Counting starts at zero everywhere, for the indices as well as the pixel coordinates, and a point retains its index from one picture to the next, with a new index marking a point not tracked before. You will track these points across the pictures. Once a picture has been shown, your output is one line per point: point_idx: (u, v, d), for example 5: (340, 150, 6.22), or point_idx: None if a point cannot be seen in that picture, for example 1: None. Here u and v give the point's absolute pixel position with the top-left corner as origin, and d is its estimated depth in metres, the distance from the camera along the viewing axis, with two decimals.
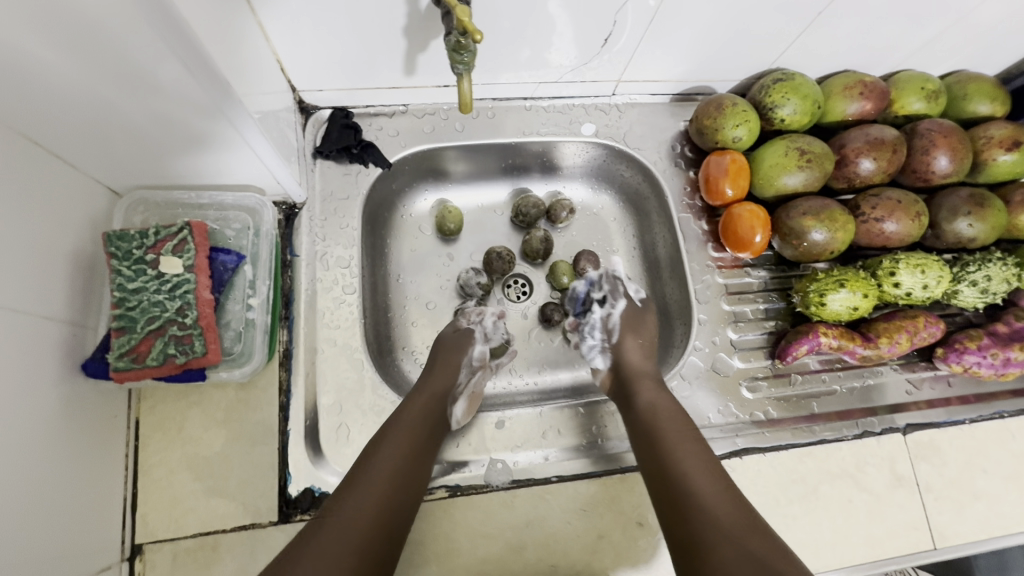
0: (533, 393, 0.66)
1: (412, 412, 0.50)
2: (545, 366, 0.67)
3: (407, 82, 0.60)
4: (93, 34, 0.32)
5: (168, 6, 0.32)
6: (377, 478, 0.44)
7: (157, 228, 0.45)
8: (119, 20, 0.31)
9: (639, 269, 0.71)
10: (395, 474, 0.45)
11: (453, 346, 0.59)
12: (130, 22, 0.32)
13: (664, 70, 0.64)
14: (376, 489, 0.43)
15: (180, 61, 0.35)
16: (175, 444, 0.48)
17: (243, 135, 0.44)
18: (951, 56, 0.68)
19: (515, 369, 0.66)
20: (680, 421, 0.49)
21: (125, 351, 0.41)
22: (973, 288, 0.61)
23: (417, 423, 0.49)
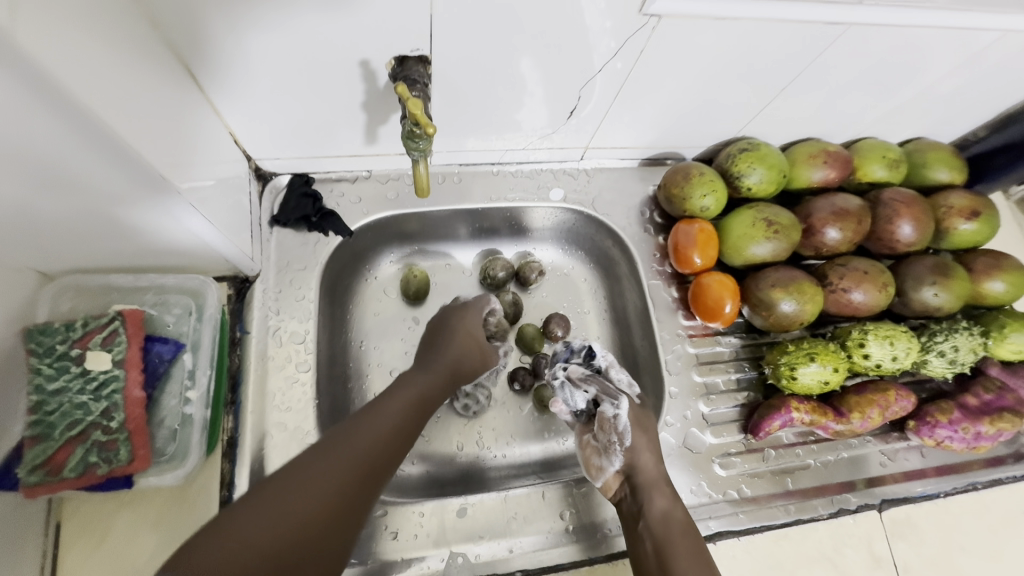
0: (501, 469, 0.62)
1: (386, 410, 0.47)
2: (513, 438, 0.64)
3: (368, 150, 0.58)
4: (2, 137, 0.29)
5: (85, 108, 0.30)
6: (328, 474, 0.40)
7: (85, 319, 0.42)
8: (28, 119, 0.29)
9: (610, 334, 0.70)
10: (350, 473, 0.41)
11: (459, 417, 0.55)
12: (46, 121, 0.29)
13: (631, 138, 0.63)
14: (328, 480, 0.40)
15: (103, 154, 0.33)
16: (98, 553, 0.44)
17: (181, 219, 0.41)
18: (910, 125, 0.70)
19: (482, 442, 0.63)
20: (687, 537, 0.48)
21: (38, 463, 0.39)
22: (941, 358, 0.61)
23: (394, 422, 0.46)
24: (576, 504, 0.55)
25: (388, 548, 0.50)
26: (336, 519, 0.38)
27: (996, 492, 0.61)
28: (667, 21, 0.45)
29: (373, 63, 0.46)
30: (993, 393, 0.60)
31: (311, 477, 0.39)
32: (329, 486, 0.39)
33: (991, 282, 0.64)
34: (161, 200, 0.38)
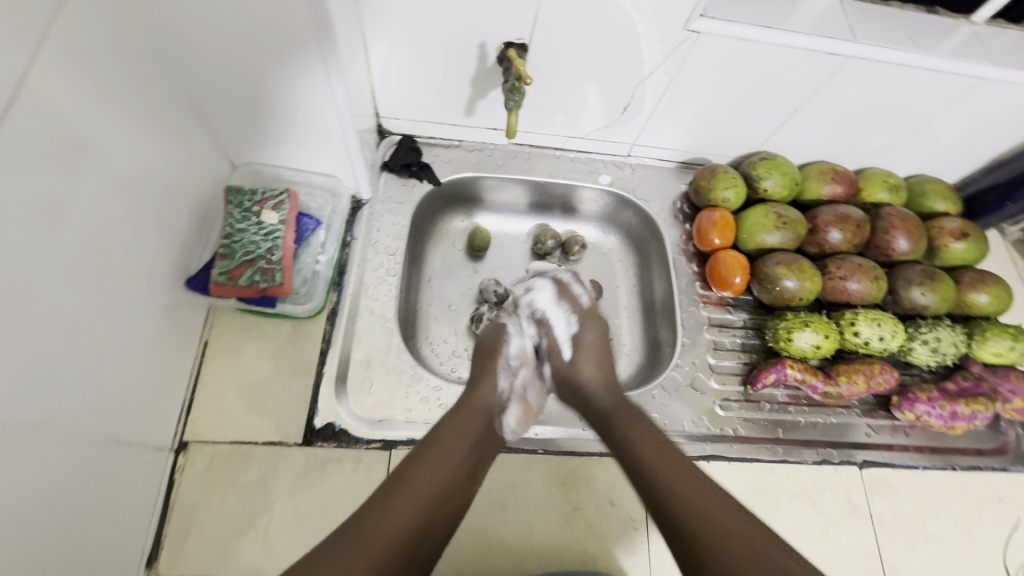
0: None
1: (464, 413, 0.52)
2: None
3: (464, 121, 0.76)
4: (273, 43, 0.47)
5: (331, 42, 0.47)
6: (425, 477, 0.46)
7: (264, 190, 0.57)
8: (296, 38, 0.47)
9: (636, 306, 0.82)
10: (440, 470, 0.46)
11: (489, 349, 0.60)
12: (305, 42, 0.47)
13: (671, 139, 0.79)
14: (411, 498, 0.44)
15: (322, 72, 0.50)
16: (230, 366, 0.58)
17: (344, 133, 0.59)
18: (912, 160, 0.82)
19: None
20: (677, 467, 0.47)
21: (224, 270, 0.52)
22: (925, 346, 0.70)
23: (471, 421, 0.52)
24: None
25: (437, 416, 0.61)
26: (436, 516, 0.44)
27: (973, 476, 0.68)
28: (704, 38, 0.61)
29: (487, 45, 0.63)
30: (971, 381, 0.68)
31: (411, 492, 0.44)
32: (428, 490, 0.45)
33: (976, 293, 0.73)
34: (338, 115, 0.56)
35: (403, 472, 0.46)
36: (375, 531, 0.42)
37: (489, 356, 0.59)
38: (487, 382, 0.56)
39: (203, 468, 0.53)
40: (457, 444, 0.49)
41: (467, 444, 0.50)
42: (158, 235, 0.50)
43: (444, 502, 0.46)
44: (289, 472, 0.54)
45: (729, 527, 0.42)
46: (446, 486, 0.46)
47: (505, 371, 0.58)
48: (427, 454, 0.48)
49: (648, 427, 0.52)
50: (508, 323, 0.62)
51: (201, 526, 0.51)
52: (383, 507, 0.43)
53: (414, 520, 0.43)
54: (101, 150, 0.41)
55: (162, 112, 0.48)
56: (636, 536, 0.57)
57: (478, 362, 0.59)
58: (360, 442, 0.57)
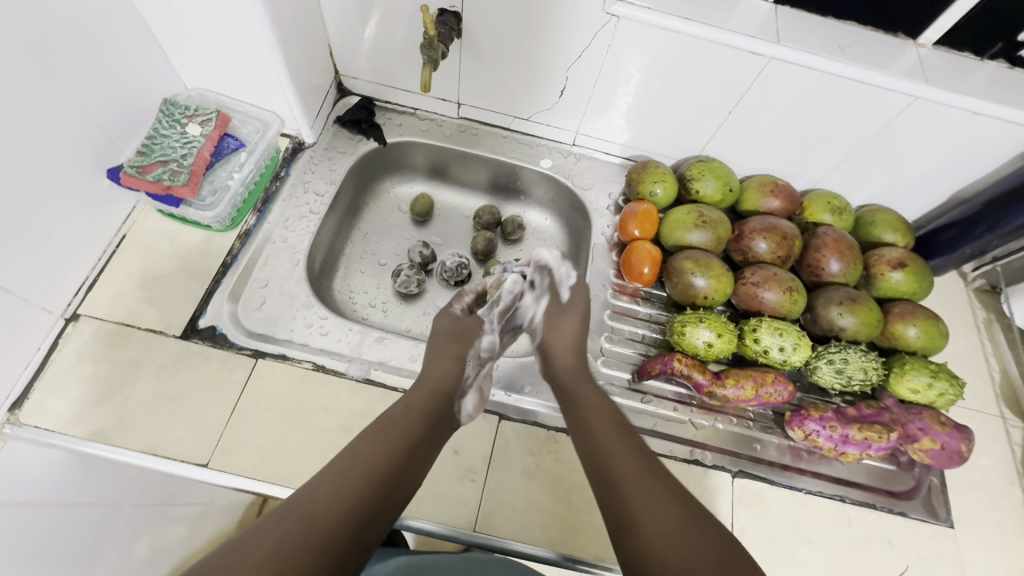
0: None
1: (413, 404, 0.52)
2: None
3: (416, 88, 0.81)
4: None
5: None
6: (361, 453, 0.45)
7: (197, 106, 0.64)
8: None
9: None
10: (382, 450, 0.46)
11: (461, 337, 0.62)
12: None
13: (612, 131, 0.81)
14: (354, 476, 0.43)
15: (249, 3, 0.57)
16: (139, 259, 0.64)
17: (275, 66, 0.65)
18: (864, 186, 0.80)
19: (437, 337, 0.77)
20: (628, 453, 0.47)
21: (136, 164, 0.58)
22: (830, 366, 0.66)
23: (417, 415, 0.51)
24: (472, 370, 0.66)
25: (315, 341, 0.64)
26: (388, 493, 0.44)
27: (863, 512, 0.63)
28: (624, 22, 0.63)
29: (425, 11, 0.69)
30: (873, 409, 0.64)
31: (355, 461, 0.45)
32: (370, 465, 0.45)
33: (904, 325, 0.69)
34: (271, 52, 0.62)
35: (349, 450, 0.46)
36: (317, 499, 0.41)
37: (464, 342, 0.61)
38: (451, 364, 0.58)
39: (86, 339, 0.58)
40: (411, 422, 0.50)
41: (421, 426, 0.51)
42: (87, 123, 0.57)
43: (391, 483, 0.45)
44: (160, 358, 0.59)
45: (662, 518, 0.41)
46: (391, 465, 0.46)
47: (474, 359, 0.60)
48: (380, 429, 0.48)
49: (597, 395, 0.55)
50: (483, 318, 0.64)
51: (68, 388, 0.56)
52: (328, 477, 0.43)
53: (364, 492, 0.43)
54: (31, 29, 0.48)
55: (106, 18, 0.56)
56: (471, 487, 0.57)
57: (443, 346, 0.60)
58: (233, 346, 0.61)
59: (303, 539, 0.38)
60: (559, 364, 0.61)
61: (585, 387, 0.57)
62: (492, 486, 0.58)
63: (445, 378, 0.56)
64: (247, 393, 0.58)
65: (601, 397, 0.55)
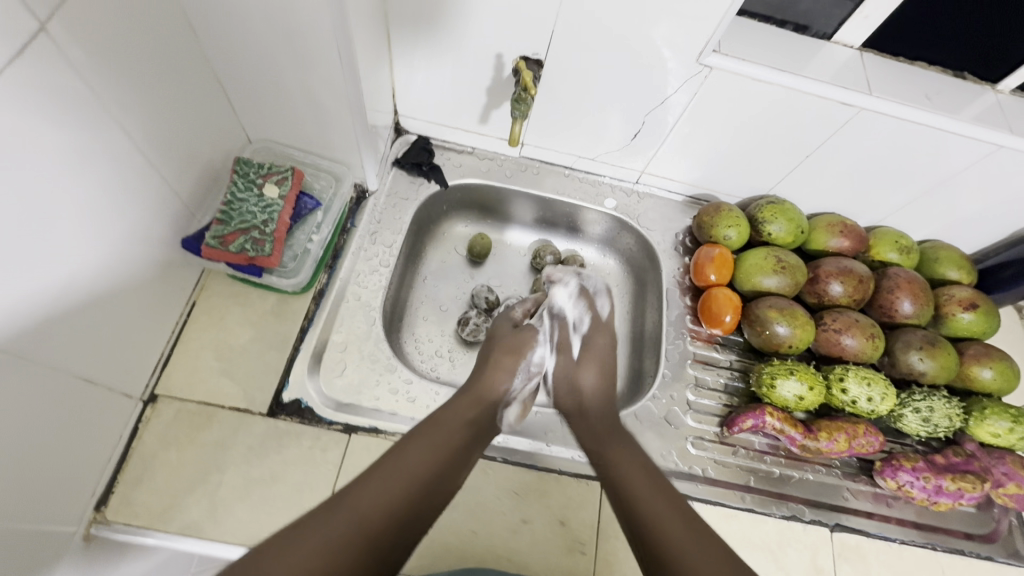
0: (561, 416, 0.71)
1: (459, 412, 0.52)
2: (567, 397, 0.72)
3: (479, 129, 0.78)
4: (295, 30, 0.50)
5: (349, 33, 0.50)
6: (412, 458, 0.45)
7: (271, 164, 0.60)
8: (315, 27, 0.49)
9: (628, 338, 0.80)
10: (431, 458, 0.46)
11: (514, 347, 0.62)
12: (326, 34, 0.50)
13: (679, 171, 0.80)
14: (404, 482, 0.43)
15: (340, 62, 0.53)
16: (213, 329, 0.60)
17: (353, 120, 0.61)
18: (928, 224, 0.80)
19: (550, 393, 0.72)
20: (668, 505, 0.45)
21: (218, 235, 0.55)
22: (916, 415, 0.67)
23: (461, 421, 0.51)
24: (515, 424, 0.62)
25: (404, 409, 0.61)
26: (427, 500, 0.44)
27: (954, 559, 0.64)
28: (716, 73, 0.62)
29: (504, 57, 0.66)
30: (962, 457, 0.65)
31: (404, 466, 0.44)
32: (419, 472, 0.44)
33: (981, 368, 0.70)
34: (351, 111, 0.59)
35: (396, 454, 0.45)
36: (366, 505, 0.41)
37: (517, 354, 0.62)
38: (503, 377, 0.59)
39: (167, 423, 0.54)
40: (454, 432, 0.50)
41: (464, 433, 0.50)
42: (165, 194, 0.53)
43: (433, 488, 0.45)
44: (247, 440, 0.55)
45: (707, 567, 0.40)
46: (431, 475, 0.45)
47: (522, 373, 0.60)
48: (424, 435, 0.48)
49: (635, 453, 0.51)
50: (538, 329, 0.66)
51: (154, 478, 0.52)
52: (379, 476, 0.43)
53: (411, 497, 0.43)
54: (113, 103, 0.44)
55: (179, 79, 0.51)
56: (582, 560, 0.56)
57: (501, 355, 0.61)
58: (322, 421, 0.58)
59: (351, 547, 0.38)
60: (583, 423, 0.57)
61: (618, 446, 0.52)
62: (603, 557, 0.56)
63: (493, 391, 0.57)
64: (343, 473, 0.56)
65: (637, 450, 0.52)
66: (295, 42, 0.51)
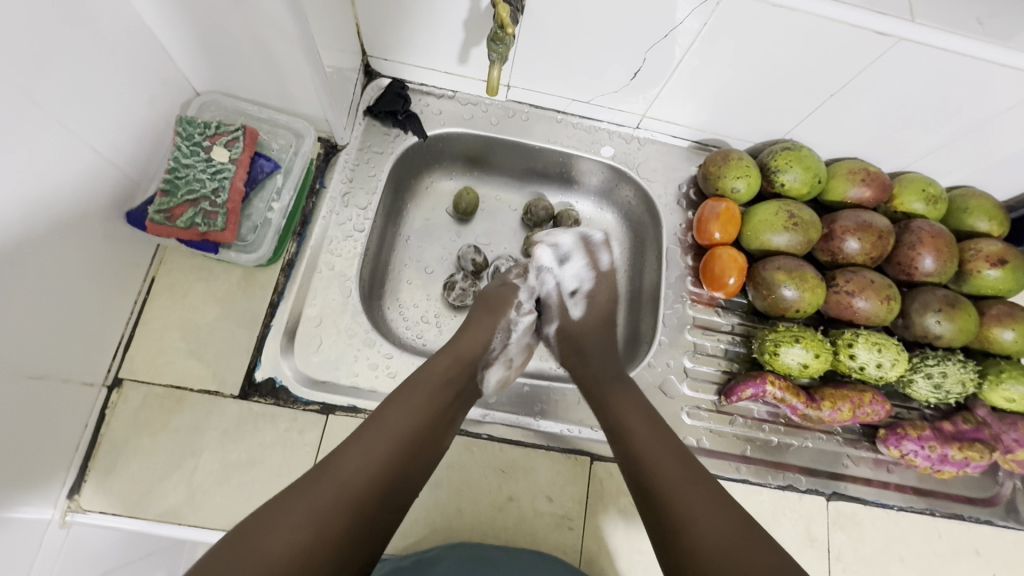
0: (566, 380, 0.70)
1: (438, 370, 0.50)
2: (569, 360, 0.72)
3: (458, 70, 0.69)
4: None
5: None
6: (392, 424, 0.43)
7: (220, 124, 0.53)
8: None
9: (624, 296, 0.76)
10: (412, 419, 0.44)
11: (494, 308, 0.59)
12: None
13: (686, 115, 0.71)
14: (387, 444, 0.42)
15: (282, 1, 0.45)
16: (176, 307, 0.56)
17: (306, 67, 0.53)
18: (960, 169, 0.72)
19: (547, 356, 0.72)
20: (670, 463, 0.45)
21: (163, 208, 0.49)
22: (927, 381, 0.63)
23: (441, 381, 0.49)
24: (501, 394, 0.60)
25: (384, 386, 0.59)
26: (413, 460, 0.43)
27: (952, 524, 0.63)
28: None
29: None
30: (971, 425, 0.62)
31: (387, 427, 0.43)
32: (403, 431, 0.43)
33: (1002, 329, 0.65)
34: (303, 57, 0.51)
35: (381, 414, 0.44)
36: (350, 470, 0.39)
37: (500, 311, 0.59)
38: (481, 334, 0.56)
39: (135, 408, 0.52)
40: (437, 388, 0.48)
41: (445, 391, 0.49)
42: (99, 164, 0.47)
43: (420, 444, 0.44)
44: (220, 424, 0.53)
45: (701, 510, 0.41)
46: (417, 434, 0.44)
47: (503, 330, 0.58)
48: (411, 392, 0.47)
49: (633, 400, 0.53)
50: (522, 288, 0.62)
51: (127, 465, 0.50)
52: (356, 443, 0.41)
53: (394, 458, 0.42)
54: (13, 64, 0.37)
55: (91, 24, 0.43)
56: (570, 536, 0.55)
57: (480, 315, 0.58)
58: (298, 402, 0.55)
59: (335, 506, 0.37)
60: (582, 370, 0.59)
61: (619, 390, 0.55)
62: (591, 532, 0.55)
63: (474, 346, 0.54)
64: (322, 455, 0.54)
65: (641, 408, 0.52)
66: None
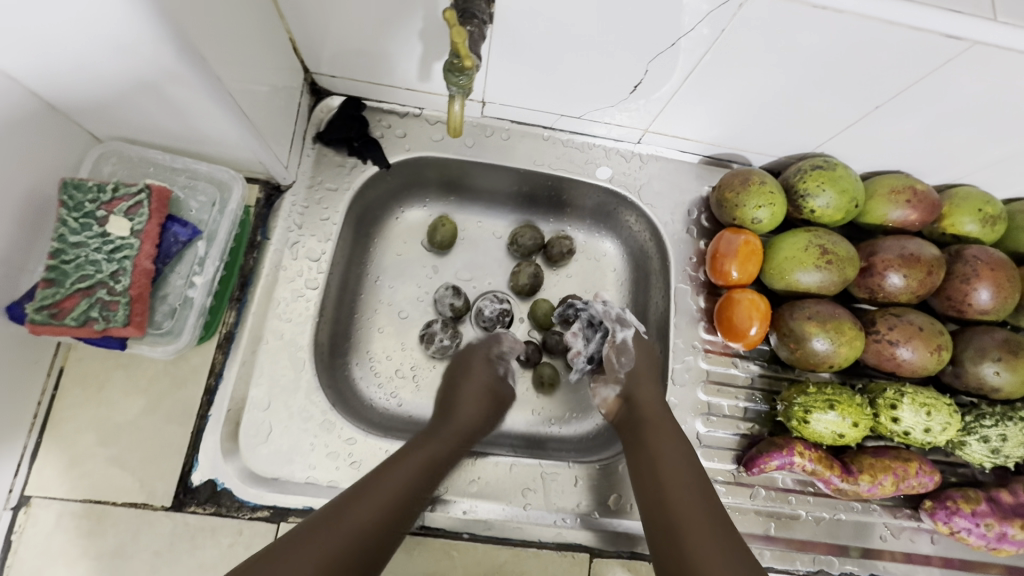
0: (560, 442, 0.62)
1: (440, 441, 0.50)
2: (566, 416, 0.63)
3: (422, 86, 0.57)
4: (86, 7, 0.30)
5: None
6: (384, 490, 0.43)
7: (117, 185, 0.42)
8: None
9: None
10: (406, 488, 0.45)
11: (476, 370, 0.57)
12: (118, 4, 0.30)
13: (695, 129, 0.60)
14: (377, 509, 0.42)
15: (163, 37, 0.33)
16: (91, 403, 0.47)
17: (219, 110, 0.42)
18: (1023, 181, 0.61)
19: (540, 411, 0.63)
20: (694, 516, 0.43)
21: (46, 303, 0.40)
22: (983, 444, 0.54)
23: (441, 451, 0.49)
24: (485, 479, 0.52)
25: (347, 479, 0.50)
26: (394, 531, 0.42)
27: None
28: None
29: None
30: None
31: (378, 495, 0.43)
32: (393, 499, 0.43)
33: None
34: (211, 99, 0.40)
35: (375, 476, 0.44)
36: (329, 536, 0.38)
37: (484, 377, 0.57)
38: (474, 399, 0.55)
39: (47, 532, 0.44)
40: (432, 461, 0.48)
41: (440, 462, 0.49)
42: None
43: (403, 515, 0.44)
44: (151, 544, 0.45)
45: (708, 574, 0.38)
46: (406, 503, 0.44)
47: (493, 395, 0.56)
48: (413, 461, 0.47)
49: (679, 445, 0.49)
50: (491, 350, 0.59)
51: None
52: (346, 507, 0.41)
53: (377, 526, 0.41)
54: None
55: None
56: None
57: (463, 378, 0.57)
58: (244, 509, 0.47)
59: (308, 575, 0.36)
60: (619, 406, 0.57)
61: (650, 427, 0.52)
62: None
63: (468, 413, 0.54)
64: None
65: (684, 449, 0.49)
66: (70, 12, 0.31)
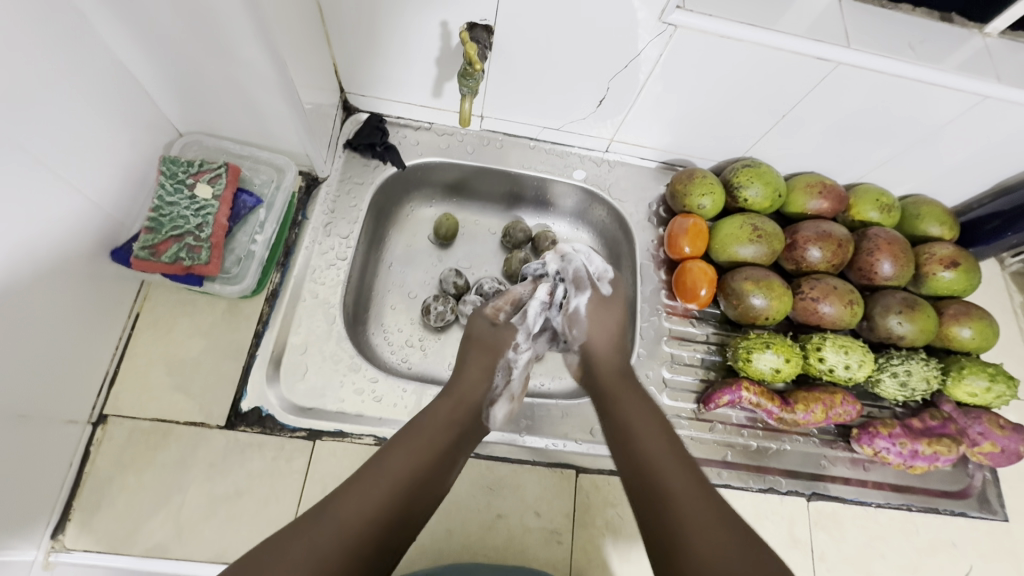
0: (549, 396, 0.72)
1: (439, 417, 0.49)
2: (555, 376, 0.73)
3: (433, 103, 0.72)
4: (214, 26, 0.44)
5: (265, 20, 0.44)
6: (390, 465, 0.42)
7: (202, 162, 0.55)
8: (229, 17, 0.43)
9: None
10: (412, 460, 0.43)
11: (488, 345, 0.59)
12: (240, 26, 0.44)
13: (651, 138, 0.75)
14: (384, 484, 0.40)
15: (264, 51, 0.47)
16: (160, 341, 0.57)
17: (287, 109, 0.55)
18: (910, 179, 0.77)
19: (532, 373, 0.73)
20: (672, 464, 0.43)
21: (148, 245, 0.51)
22: (894, 379, 0.66)
23: (441, 426, 0.48)
24: None
25: (370, 410, 0.60)
26: (415, 500, 0.41)
27: (929, 518, 0.65)
28: (682, 32, 0.57)
29: (450, 25, 0.59)
30: (938, 420, 0.65)
31: (385, 472, 0.41)
32: (403, 473, 0.42)
33: (959, 327, 0.68)
34: (283, 99, 0.53)
35: (378, 458, 0.43)
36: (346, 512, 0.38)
37: (496, 352, 0.58)
38: (478, 377, 0.55)
39: (120, 444, 0.52)
40: (433, 442, 0.46)
41: (444, 435, 0.47)
42: (85, 205, 0.48)
43: (421, 487, 0.42)
44: (207, 455, 0.53)
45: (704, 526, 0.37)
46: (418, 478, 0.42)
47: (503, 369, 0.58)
48: (411, 435, 0.45)
49: (643, 402, 0.50)
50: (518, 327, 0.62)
51: (111, 502, 0.51)
52: (355, 484, 0.40)
53: (391, 501, 0.39)
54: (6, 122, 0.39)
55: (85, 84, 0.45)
56: (559, 549, 0.56)
57: (475, 356, 0.58)
58: (285, 429, 0.56)
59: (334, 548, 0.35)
60: (602, 375, 0.56)
61: (629, 397, 0.51)
62: (580, 544, 0.57)
63: (475, 388, 0.54)
64: (311, 480, 0.54)
65: (649, 407, 0.49)
66: (203, 32, 0.45)
